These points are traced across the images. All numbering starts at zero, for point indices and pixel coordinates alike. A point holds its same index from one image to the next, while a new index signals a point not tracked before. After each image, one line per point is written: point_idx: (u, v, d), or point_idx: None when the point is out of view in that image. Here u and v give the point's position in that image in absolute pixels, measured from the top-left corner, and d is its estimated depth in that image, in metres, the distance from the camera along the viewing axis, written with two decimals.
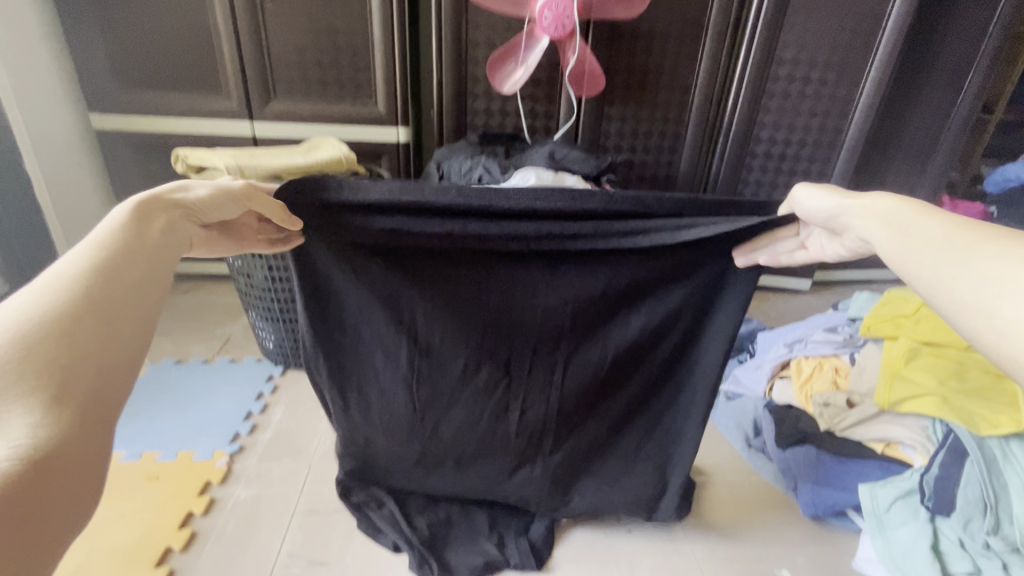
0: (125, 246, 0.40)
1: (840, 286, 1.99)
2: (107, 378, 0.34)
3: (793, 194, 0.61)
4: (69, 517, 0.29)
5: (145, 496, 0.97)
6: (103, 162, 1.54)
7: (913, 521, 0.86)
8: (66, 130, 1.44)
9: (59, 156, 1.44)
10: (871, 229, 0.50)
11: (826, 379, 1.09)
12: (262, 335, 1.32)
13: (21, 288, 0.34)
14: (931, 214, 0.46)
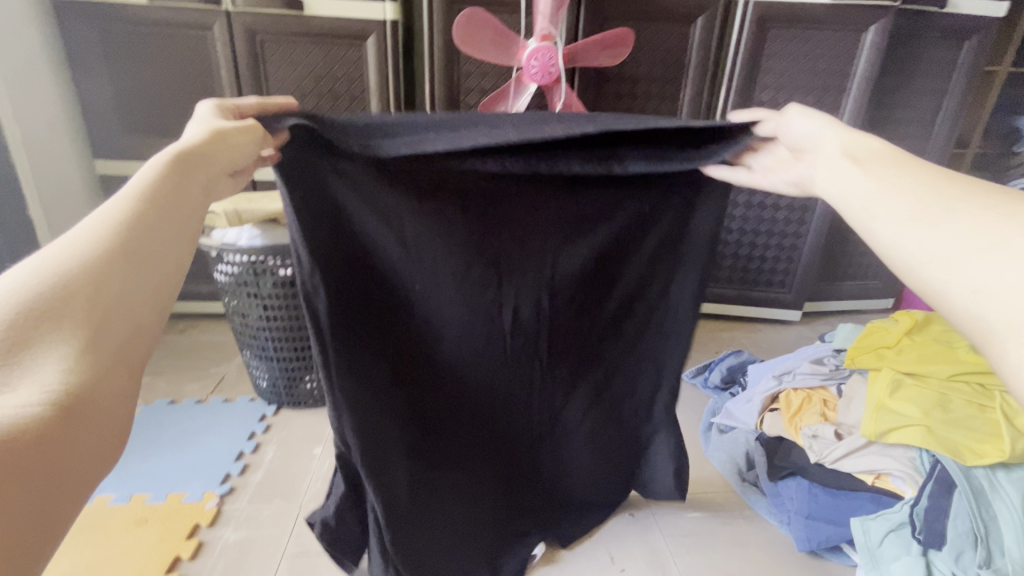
0: (159, 198, 0.41)
1: (830, 317, 2.02)
2: (133, 331, 0.36)
3: (781, 114, 0.59)
4: (88, 462, 0.31)
5: (132, 540, 0.95)
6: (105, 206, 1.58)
7: (906, 555, 0.85)
8: (71, 176, 1.48)
9: (63, 202, 1.47)
10: (835, 159, 0.50)
11: (815, 412, 1.10)
12: (256, 374, 1.33)
13: (65, 238, 0.36)
14: (915, 161, 0.46)
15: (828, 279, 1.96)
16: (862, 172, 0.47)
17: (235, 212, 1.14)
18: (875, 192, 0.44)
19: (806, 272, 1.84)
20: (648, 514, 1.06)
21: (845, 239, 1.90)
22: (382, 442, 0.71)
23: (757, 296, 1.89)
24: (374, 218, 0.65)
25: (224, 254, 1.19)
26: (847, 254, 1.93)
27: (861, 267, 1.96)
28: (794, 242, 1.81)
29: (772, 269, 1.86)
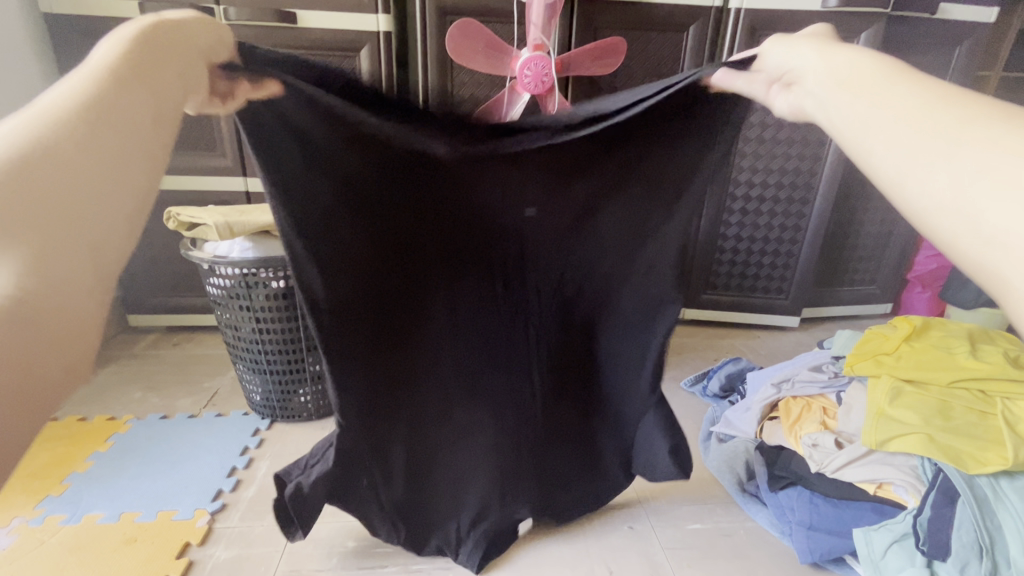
0: (117, 72, 0.40)
1: (829, 323, 2.01)
2: (104, 201, 0.37)
3: (764, 47, 0.55)
4: (76, 328, 0.34)
5: (121, 560, 0.93)
6: None
7: (910, 567, 0.83)
8: None
9: None
10: (824, 83, 0.45)
11: (814, 420, 1.08)
12: (250, 388, 1.31)
13: (24, 111, 0.37)
14: (904, 79, 0.41)
15: (825, 284, 1.96)
16: (856, 97, 0.42)
17: (227, 225, 1.13)
18: (868, 120, 0.40)
19: (803, 277, 1.83)
20: (647, 527, 1.04)
21: (841, 244, 1.90)
22: (386, 373, 0.77)
23: (754, 302, 1.88)
24: (340, 158, 0.66)
25: (215, 266, 1.18)
26: (844, 259, 1.93)
27: (858, 272, 1.95)
28: (791, 248, 1.80)
29: (768, 275, 1.85)
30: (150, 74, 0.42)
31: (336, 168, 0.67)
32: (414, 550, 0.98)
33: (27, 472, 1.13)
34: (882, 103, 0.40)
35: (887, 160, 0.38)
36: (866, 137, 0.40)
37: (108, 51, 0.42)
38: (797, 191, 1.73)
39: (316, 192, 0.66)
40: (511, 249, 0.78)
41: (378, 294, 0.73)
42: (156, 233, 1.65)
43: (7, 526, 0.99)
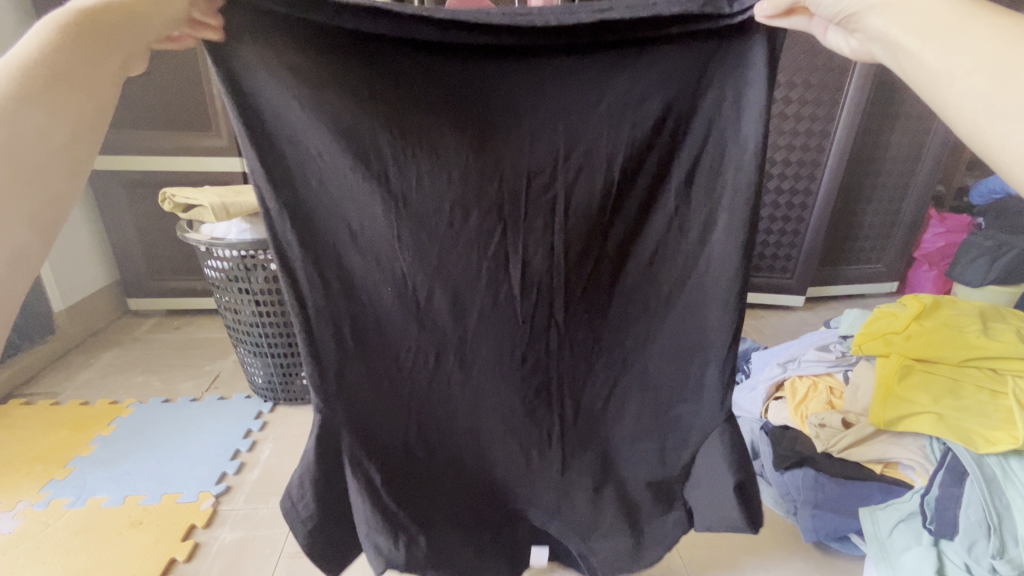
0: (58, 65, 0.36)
1: (834, 302, 1.99)
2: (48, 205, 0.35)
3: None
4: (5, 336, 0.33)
5: (128, 542, 0.93)
6: (96, 216, 1.67)
7: (916, 546, 0.83)
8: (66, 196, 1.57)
9: None
10: (885, 34, 0.42)
11: (820, 400, 1.08)
12: (251, 371, 1.30)
13: None
14: (976, 18, 0.37)
15: (831, 263, 1.93)
16: (920, 45, 0.39)
17: (223, 207, 1.12)
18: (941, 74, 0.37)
19: (809, 257, 1.81)
20: None
21: (848, 223, 1.87)
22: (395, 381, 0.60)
23: (759, 282, 1.87)
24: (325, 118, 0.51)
25: (212, 249, 1.16)
26: (851, 238, 1.90)
27: (865, 250, 1.93)
28: (797, 228, 1.78)
29: (774, 255, 1.83)
30: (88, 74, 0.37)
31: (324, 123, 0.51)
32: None
33: (31, 456, 1.13)
34: (953, 53, 0.37)
35: (960, 117, 0.37)
36: (942, 84, 0.37)
37: (32, 43, 0.36)
38: (805, 168, 1.69)
39: (302, 155, 0.52)
40: (542, 245, 0.58)
41: (378, 290, 0.57)
42: (153, 216, 1.63)
43: (12, 510, 1.00)
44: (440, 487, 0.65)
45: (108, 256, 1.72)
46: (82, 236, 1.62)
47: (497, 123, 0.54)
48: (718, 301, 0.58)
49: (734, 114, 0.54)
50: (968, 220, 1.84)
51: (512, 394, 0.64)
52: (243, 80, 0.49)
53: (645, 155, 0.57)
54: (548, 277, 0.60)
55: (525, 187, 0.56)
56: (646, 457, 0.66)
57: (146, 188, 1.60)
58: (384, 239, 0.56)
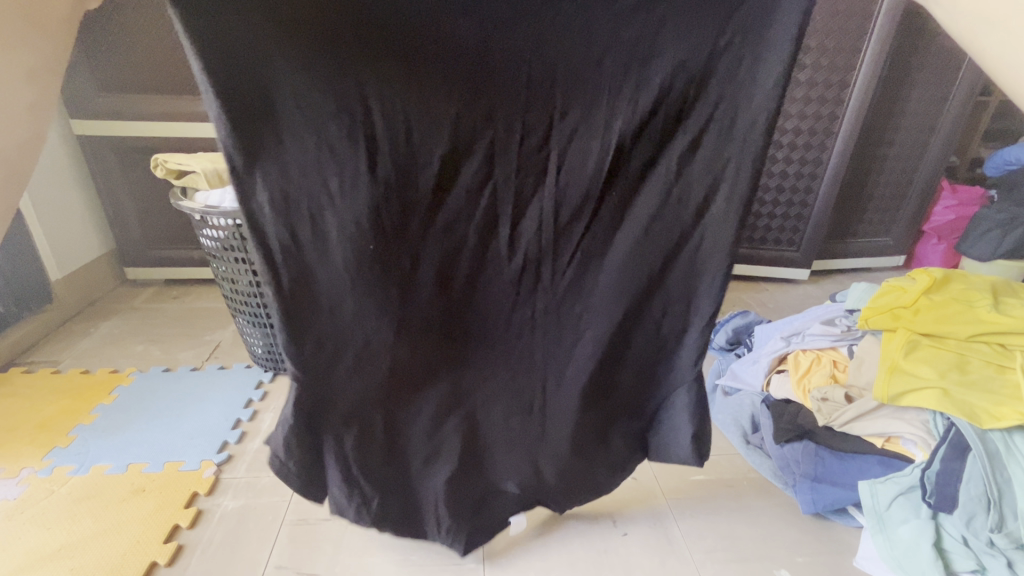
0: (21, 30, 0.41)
1: (838, 276, 1.96)
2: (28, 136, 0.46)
3: None
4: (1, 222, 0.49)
5: (131, 509, 0.94)
6: (93, 191, 1.64)
7: (914, 519, 0.83)
8: (61, 170, 1.55)
9: (50, 196, 1.51)
10: None
11: (824, 373, 1.07)
12: (251, 341, 1.30)
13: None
14: None
15: (838, 236, 1.90)
16: None
17: (216, 171, 1.17)
18: None
19: (816, 229, 1.78)
20: (650, 479, 1.06)
21: (857, 194, 1.83)
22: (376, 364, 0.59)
23: (763, 255, 1.84)
24: (305, 77, 0.46)
25: (207, 217, 1.14)
26: (860, 210, 1.86)
27: (872, 223, 1.89)
28: (805, 200, 1.74)
29: (780, 228, 1.80)
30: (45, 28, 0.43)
31: (305, 73, 0.46)
32: None
33: (33, 424, 1.14)
34: None
35: None
36: None
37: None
38: (816, 137, 1.65)
39: (279, 109, 0.47)
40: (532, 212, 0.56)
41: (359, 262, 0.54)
42: (149, 184, 1.61)
43: (17, 476, 1.01)
44: (412, 445, 0.68)
45: (103, 224, 1.69)
46: (75, 205, 1.59)
47: (494, 78, 0.49)
48: (704, 270, 0.60)
49: (749, 83, 0.52)
50: (980, 192, 1.81)
51: (497, 353, 0.65)
52: (206, 8, 0.43)
53: (650, 120, 0.53)
54: (537, 245, 0.58)
55: (518, 150, 0.53)
56: (612, 408, 0.70)
57: (139, 154, 1.56)
58: (367, 213, 0.52)
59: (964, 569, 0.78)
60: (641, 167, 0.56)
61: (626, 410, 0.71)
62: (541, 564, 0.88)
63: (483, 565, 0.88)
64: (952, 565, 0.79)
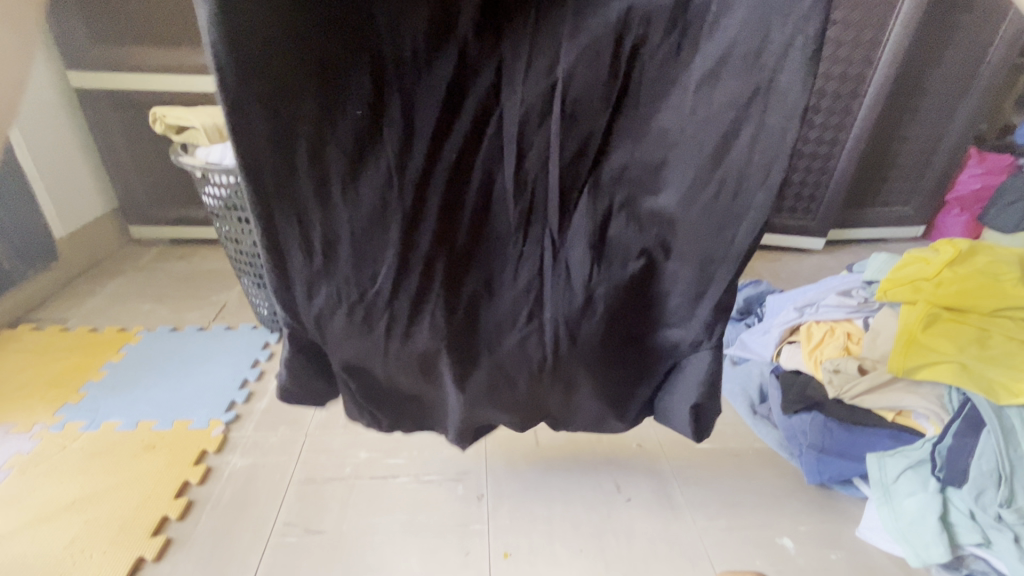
0: None
1: (853, 246, 1.92)
2: None
3: None
4: None
5: (142, 465, 0.96)
6: (93, 148, 1.61)
7: (921, 491, 0.83)
8: (59, 123, 1.51)
9: (48, 149, 1.47)
10: None
11: (837, 345, 1.05)
12: (256, 303, 1.29)
13: None
14: None
15: (856, 205, 1.84)
16: None
17: (215, 125, 1.14)
18: None
19: (835, 197, 1.72)
20: (655, 446, 1.06)
21: (880, 162, 1.76)
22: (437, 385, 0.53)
23: (777, 223, 1.79)
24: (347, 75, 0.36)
25: (208, 174, 1.11)
26: (881, 178, 1.79)
27: (893, 192, 1.82)
28: (825, 166, 1.68)
29: (797, 195, 1.75)
30: None
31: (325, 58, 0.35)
32: (425, 463, 1.00)
33: (44, 380, 1.15)
34: None
35: None
36: None
37: None
38: (841, 100, 1.58)
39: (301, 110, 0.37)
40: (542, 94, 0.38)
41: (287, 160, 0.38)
42: (150, 141, 1.57)
43: (29, 431, 1.02)
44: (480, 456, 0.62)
45: (105, 181, 1.66)
46: (76, 162, 1.56)
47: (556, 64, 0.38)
48: None
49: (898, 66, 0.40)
50: (1009, 160, 1.73)
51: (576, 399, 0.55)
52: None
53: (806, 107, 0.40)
54: (548, 169, 0.41)
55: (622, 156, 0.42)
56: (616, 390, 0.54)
57: (138, 109, 1.52)
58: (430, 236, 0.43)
59: (969, 542, 0.77)
60: (717, 43, 0.38)
61: (636, 392, 0.55)
62: (544, 527, 0.89)
63: (488, 526, 0.89)
64: (957, 538, 0.78)
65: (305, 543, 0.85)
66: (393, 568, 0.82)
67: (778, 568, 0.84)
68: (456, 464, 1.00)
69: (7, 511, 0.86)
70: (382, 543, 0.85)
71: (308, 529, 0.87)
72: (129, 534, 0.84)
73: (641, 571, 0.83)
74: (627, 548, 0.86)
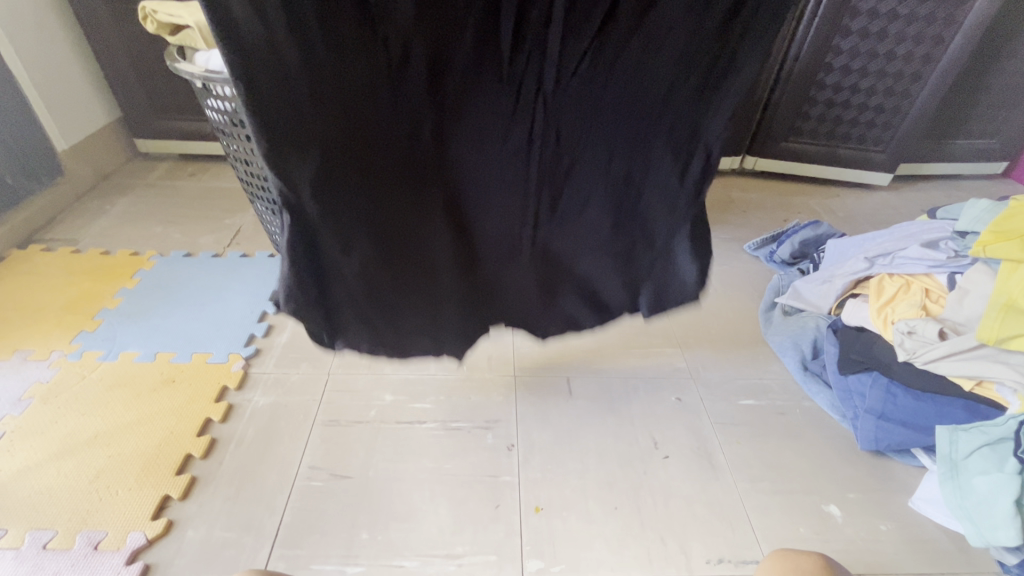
0: None
1: (923, 183, 1.72)
2: None
3: None
4: None
5: (162, 399, 0.93)
6: (87, 50, 1.46)
7: (995, 471, 0.74)
8: (46, 18, 1.35)
9: (38, 47, 1.33)
10: None
11: (913, 303, 0.94)
12: (272, 229, 1.21)
13: None
14: None
15: (935, 136, 1.62)
16: None
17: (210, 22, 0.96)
18: None
19: (913, 126, 1.51)
20: (695, 401, 0.99)
21: (976, 84, 1.51)
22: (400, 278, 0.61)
23: (841, 154, 1.60)
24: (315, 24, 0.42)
25: (210, 84, 0.97)
26: (972, 104, 1.56)
27: (984, 121, 1.59)
28: (908, 89, 1.46)
29: (869, 122, 1.54)
30: None
31: None
32: (453, 408, 0.95)
33: (59, 305, 1.11)
34: None
35: None
36: None
37: None
38: (945, 7, 1.32)
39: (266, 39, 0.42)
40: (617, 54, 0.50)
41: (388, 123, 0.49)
42: (150, 43, 1.42)
43: (48, 359, 0.99)
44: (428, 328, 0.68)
45: (103, 88, 1.53)
46: (69, 64, 1.42)
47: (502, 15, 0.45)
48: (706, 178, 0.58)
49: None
50: None
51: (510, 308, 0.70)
52: None
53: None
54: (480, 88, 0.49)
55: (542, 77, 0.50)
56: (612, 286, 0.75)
57: (133, 5, 1.35)
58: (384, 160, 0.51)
59: None
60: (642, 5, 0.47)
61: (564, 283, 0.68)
62: (577, 481, 0.85)
63: (518, 478, 0.85)
64: None
65: (331, 487, 0.82)
66: (421, 519, 0.79)
67: (823, 536, 0.80)
68: (485, 412, 0.95)
69: (31, 443, 0.85)
70: (410, 492, 0.82)
71: (334, 474, 0.84)
72: (153, 471, 0.82)
73: (678, 533, 0.80)
74: (664, 509, 0.82)
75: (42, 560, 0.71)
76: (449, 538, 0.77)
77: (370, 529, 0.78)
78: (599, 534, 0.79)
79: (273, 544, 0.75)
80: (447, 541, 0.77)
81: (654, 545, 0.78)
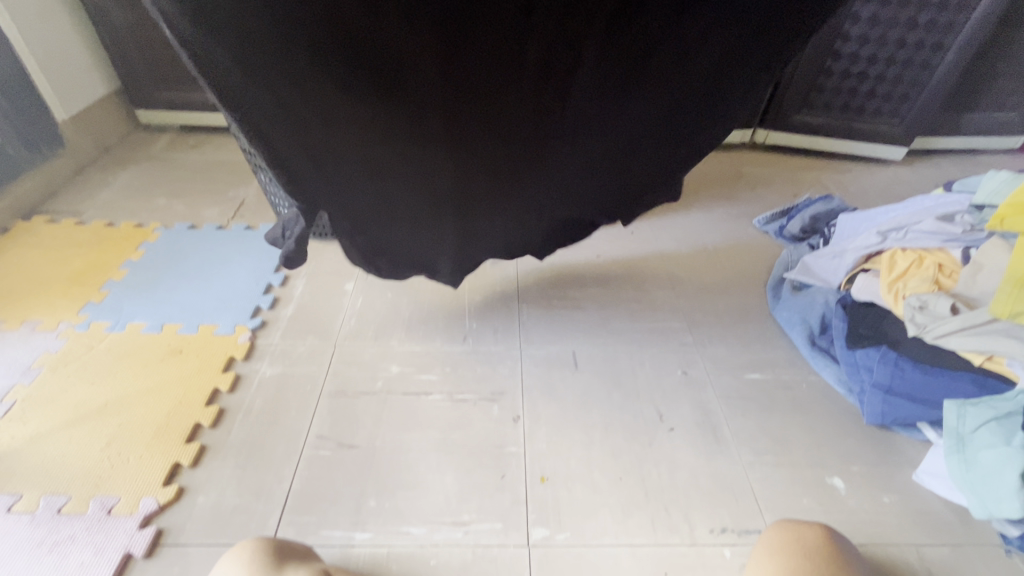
0: None
1: (937, 158, 1.68)
2: None
3: None
4: None
5: (171, 369, 0.93)
6: (83, 17, 1.42)
7: (1003, 446, 0.74)
8: None
9: (33, 14, 1.29)
10: None
11: (925, 278, 0.93)
12: (275, 201, 1.19)
13: None
14: None
15: (953, 109, 1.58)
16: None
17: None
18: None
19: (931, 99, 1.47)
20: (701, 375, 0.99)
21: (998, 55, 1.46)
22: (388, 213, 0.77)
23: (854, 128, 1.56)
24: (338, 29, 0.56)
25: None
26: (994, 75, 1.50)
27: (1004, 94, 1.54)
28: (927, 62, 1.41)
29: (886, 95, 1.49)
30: None
31: None
32: (459, 380, 0.96)
33: (65, 277, 1.11)
34: None
35: None
36: None
37: None
38: None
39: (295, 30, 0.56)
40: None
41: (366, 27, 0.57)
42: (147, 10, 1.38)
43: (56, 330, 1.00)
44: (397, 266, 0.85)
45: (102, 57, 1.50)
46: (65, 32, 1.38)
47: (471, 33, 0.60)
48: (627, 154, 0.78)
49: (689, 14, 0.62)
50: None
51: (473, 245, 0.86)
52: None
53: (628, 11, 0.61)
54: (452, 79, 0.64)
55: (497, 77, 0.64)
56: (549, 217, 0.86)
57: None
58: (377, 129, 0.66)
59: None
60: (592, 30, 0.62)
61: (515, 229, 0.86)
62: (583, 452, 0.86)
63: (524, 449, 0.86)
64: None
65: (339, 457, 0.83)
66: (429, 487, 0.80)
67: (826, 508, 0.80)
68: (491, 383, 0.96)
69: (42, 411, 0.86)
70: (416, 462, 0.83)
71: (342, 444, 0.85)
72: (164, 438, 0.83)
73: (682, 503, 0.80)
74: (668, 480, 0.83)
75: (57, 523, 0.73)
76: (455, 505, 0.78)
77: (378, 496, 0.79)
78: (603, 502, 0.80)
79: (282, 510, 0.76)
80: (454, 508, 0.78)
81: (658, 514, 0.79)
